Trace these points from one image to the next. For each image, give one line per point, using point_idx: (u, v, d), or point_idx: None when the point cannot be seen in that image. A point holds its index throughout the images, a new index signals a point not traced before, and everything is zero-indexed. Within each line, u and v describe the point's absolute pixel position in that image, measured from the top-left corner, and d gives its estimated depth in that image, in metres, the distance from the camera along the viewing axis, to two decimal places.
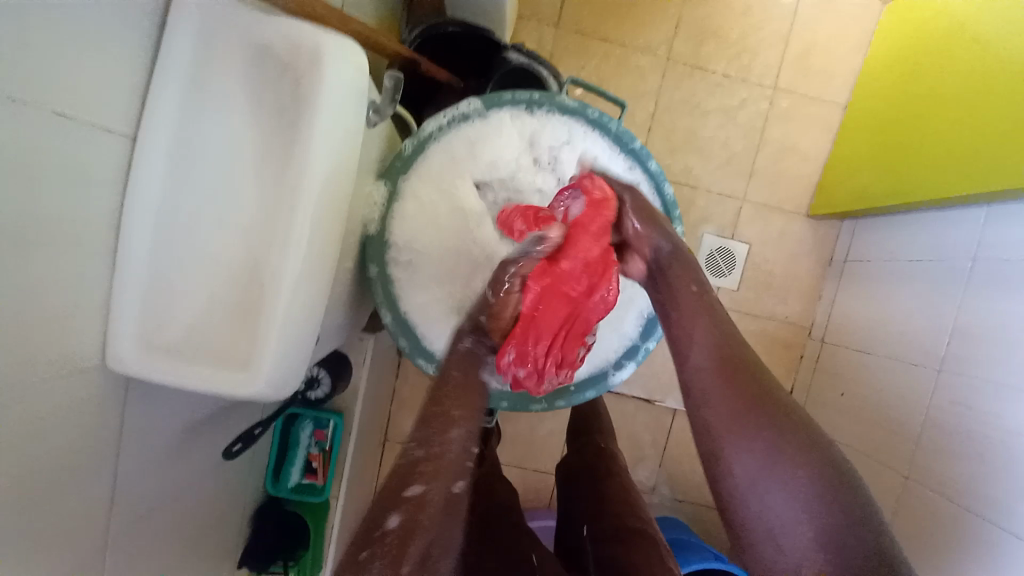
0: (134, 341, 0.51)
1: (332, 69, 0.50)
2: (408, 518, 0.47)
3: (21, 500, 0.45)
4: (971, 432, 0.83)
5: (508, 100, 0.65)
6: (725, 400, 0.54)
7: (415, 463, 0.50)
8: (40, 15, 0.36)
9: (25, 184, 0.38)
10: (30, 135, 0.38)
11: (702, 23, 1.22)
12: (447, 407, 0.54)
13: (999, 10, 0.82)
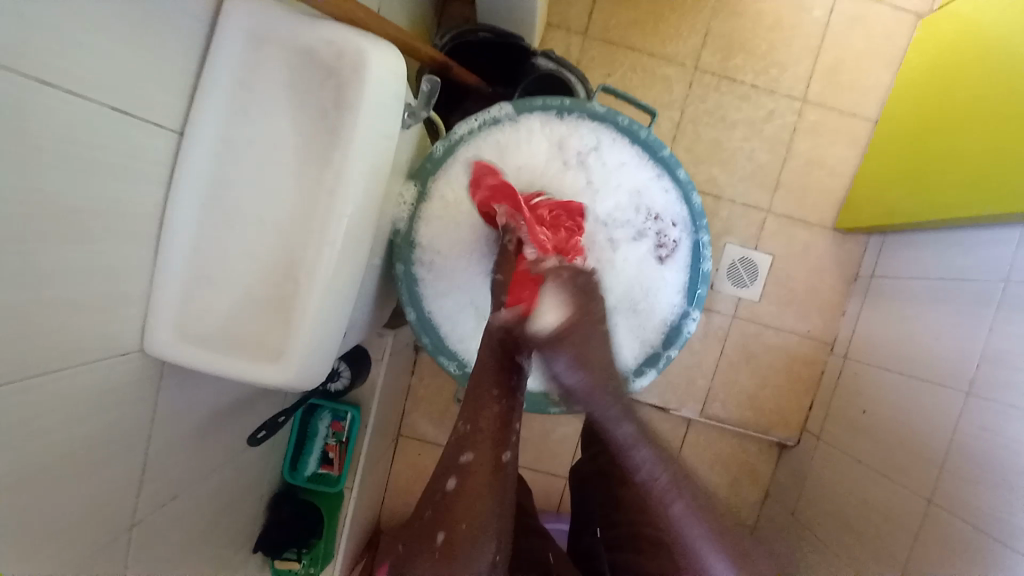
0: (171, 328, 0.53)
1: (374, 73, 0.52)
2: (460, 482, 0.54)
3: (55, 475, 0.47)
4: (1000, 461, 0.81)
5: (539, 105, 0.66)
6: (685, 513, 0.58)
7: (464, 437, 0.57)
8: (101, 17, 0.39)
9: (82, 174, 0.41)
10: (89, 129, 0.40)
11: (732, 35, 1.21)
12: (485, 387, 0.59)
13: None
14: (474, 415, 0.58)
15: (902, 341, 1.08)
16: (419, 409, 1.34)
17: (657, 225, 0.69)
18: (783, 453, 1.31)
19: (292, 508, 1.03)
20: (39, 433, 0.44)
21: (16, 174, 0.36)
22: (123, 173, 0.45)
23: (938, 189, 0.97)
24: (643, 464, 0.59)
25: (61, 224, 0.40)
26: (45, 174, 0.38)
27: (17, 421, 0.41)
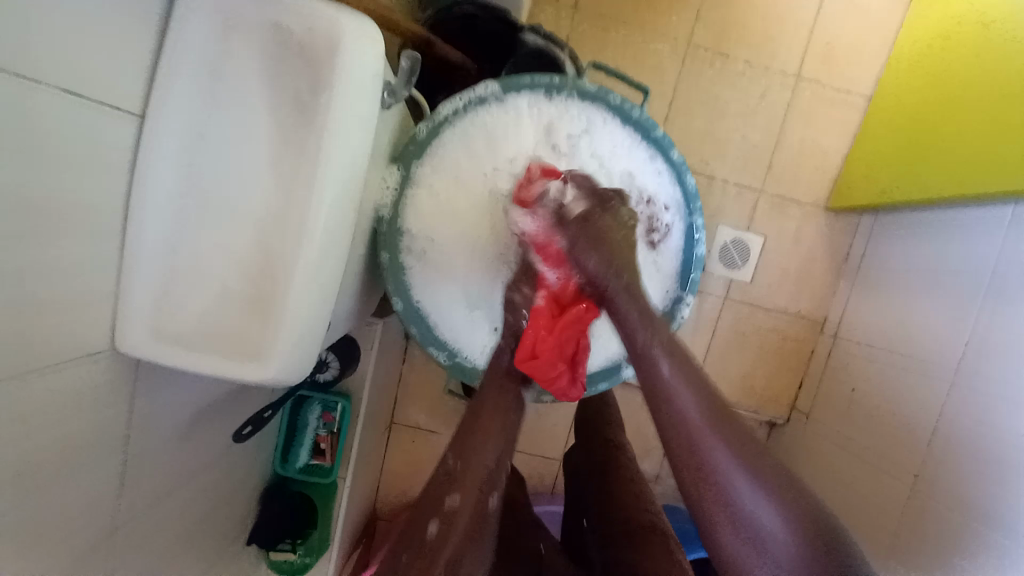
0: (146, 327, 0.51)
1: (348, 52, 0.48)
2: (445, 525, 0.52)
3: (30, 484, 0.45)
4: (980, 441, 0.82)
5: (527, 83, 0.63)
6: (723, 447, 0.51)
7: (451, 476, 0.56)
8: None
9: (33, 166, 0.38)
10: (36, 115, 0.37)
11: (726, 8, 1.17)
12: (480, 425, 0.59)
13: None
14: (465, 454, 0.57)
15: (893, 321, 1.08)
16: (411, 397, 1.33)
17: (649, 210, 0.67)
18: (774, 432, 1.33)
19: (286, 499, 1.02)
20: (12, 444, 0.41)
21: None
22: (78, 163, 0.42)
23: (929, 169, 0.96)
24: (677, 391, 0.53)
25: (10, 223, 0.37)
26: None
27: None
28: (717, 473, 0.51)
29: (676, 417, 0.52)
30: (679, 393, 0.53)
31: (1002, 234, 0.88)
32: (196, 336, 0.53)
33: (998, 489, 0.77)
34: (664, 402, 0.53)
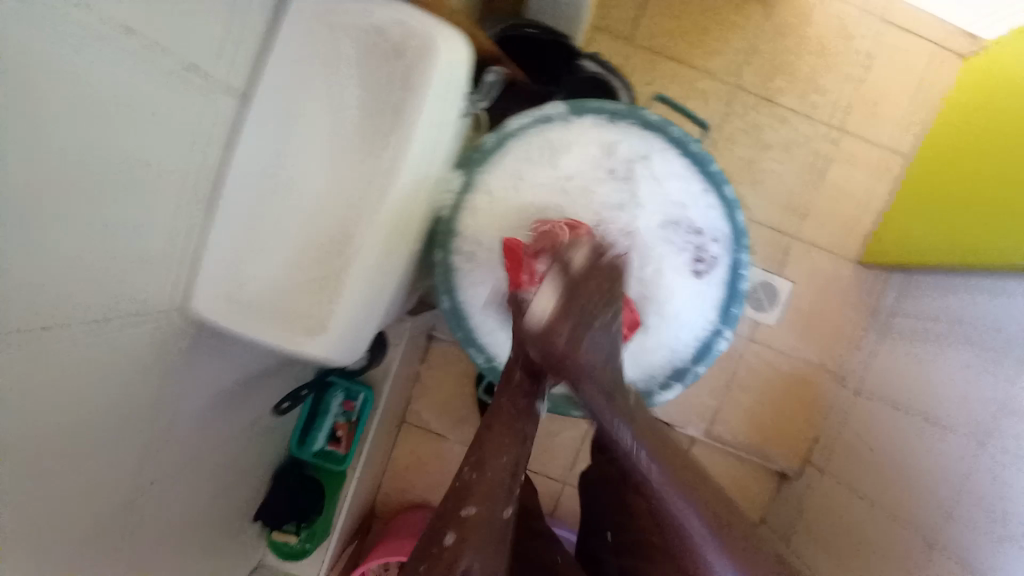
0: (220, 290, 0.54)
1: (441, 58, 0.51)
2: (461, 535, 0.56)
3: (87, 426, 0.47)
4: (1001, 509, 0.81)
5: (593, 108, 0.67)
6: (693, 517, 0.61)
7: (467, 486, 0.59)
8: None
9: (140, 127, 0.41)
10: (150, 84, 0.41)
11: (777, 56, 1.21)
12: (494, 437, 0.61)
13: None
14: (481, 464, 0.60)
15: (915, 380, 1.08)
16: (425, 398, 1.35)
17: (697, 240, 0.69)
18: (785, 481, 1.30)
19: (297, 483, 1.04)
20: (80, 383, 0.44)
21: (79, 115, 0.35)
22: (175, 127, 0.45)
23: (968, 233, 0.97)
24: (622, 435, 0.63)
25: (109, 173, 0.40)
26: (101, 119, 0.37)
27: (62, 367, 0.41)
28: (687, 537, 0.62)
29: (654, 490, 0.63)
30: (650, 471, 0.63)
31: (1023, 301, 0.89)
32: (257, 307, 0.55)
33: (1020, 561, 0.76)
34: (641, 477, 0.64)
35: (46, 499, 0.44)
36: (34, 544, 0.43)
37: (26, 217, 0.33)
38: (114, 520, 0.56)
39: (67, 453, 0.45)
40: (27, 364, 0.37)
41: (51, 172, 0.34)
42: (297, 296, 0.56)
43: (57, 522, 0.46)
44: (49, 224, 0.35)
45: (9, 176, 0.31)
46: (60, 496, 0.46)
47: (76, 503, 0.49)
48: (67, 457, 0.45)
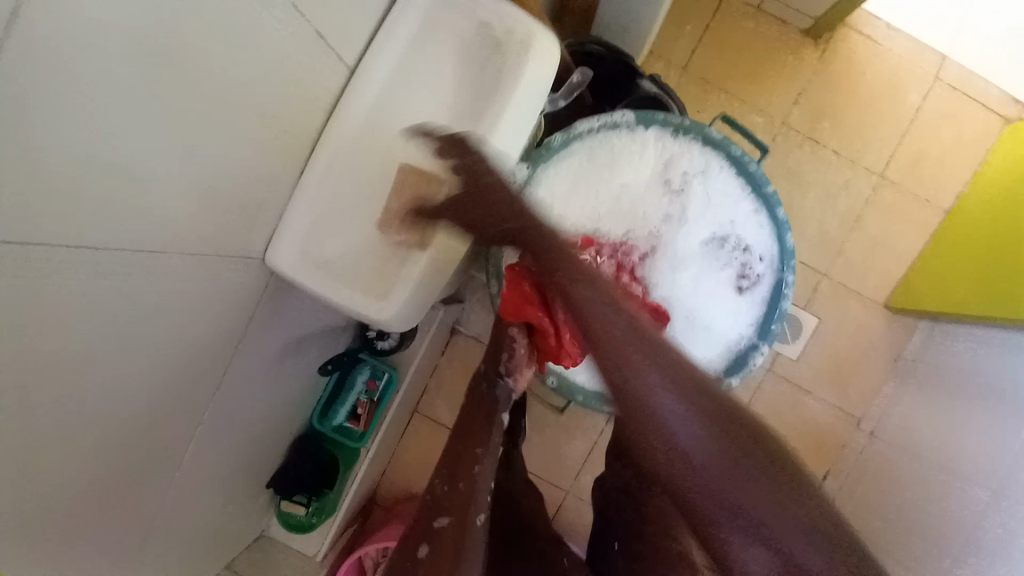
0: (299, 247, 0.58)
1: (536, 55, 0.58)
2: (434, 549, 0.54)
3: (156, 356, 0.50)
4: None
5: (660, 120, 0.70)
6: (652, 370, 0.41)
7: (439, 499, 0.58)
8: None
9: (249, 84, 0.45)
10: (265, 47, 0.45)
11: (825, 99, 1.24)
12: (467, 447, 0.61)
13: None
14: (451, 476, 0.59)
15: (937, 431, 1.09)
16: (440, 390, 1.36)
17: (744, 256, 0.71)
18: None
19: (315, 454, 1.06)
20: (157, 312, 0.48)
21: (201, 61, 0.39)
22: (280, 89, 0.49)
23: (1003, 292, 0.98)
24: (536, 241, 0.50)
25: (215, 120, 0.44)
26: (219, 69, 0.41)
27: (139, 289, 0.44)
28: (650, 401, 0.40)
29: (601, 342, 0.43)
30: (592, 322, 0.44)
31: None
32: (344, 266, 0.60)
33: None
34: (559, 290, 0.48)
35: (93, 409, 0.46)
36: (69, 448, 0.45)
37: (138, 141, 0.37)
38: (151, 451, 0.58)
39: (125, 372, 0.47)
40: (102, 261, 0.40)
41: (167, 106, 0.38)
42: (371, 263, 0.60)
43: (98, 436, 0.48)
44: (158, 154, 0.39)
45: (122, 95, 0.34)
46: (120, 416, 0.49)
47: (131, 427, 0.52)
48: (125, 374, 0.48)
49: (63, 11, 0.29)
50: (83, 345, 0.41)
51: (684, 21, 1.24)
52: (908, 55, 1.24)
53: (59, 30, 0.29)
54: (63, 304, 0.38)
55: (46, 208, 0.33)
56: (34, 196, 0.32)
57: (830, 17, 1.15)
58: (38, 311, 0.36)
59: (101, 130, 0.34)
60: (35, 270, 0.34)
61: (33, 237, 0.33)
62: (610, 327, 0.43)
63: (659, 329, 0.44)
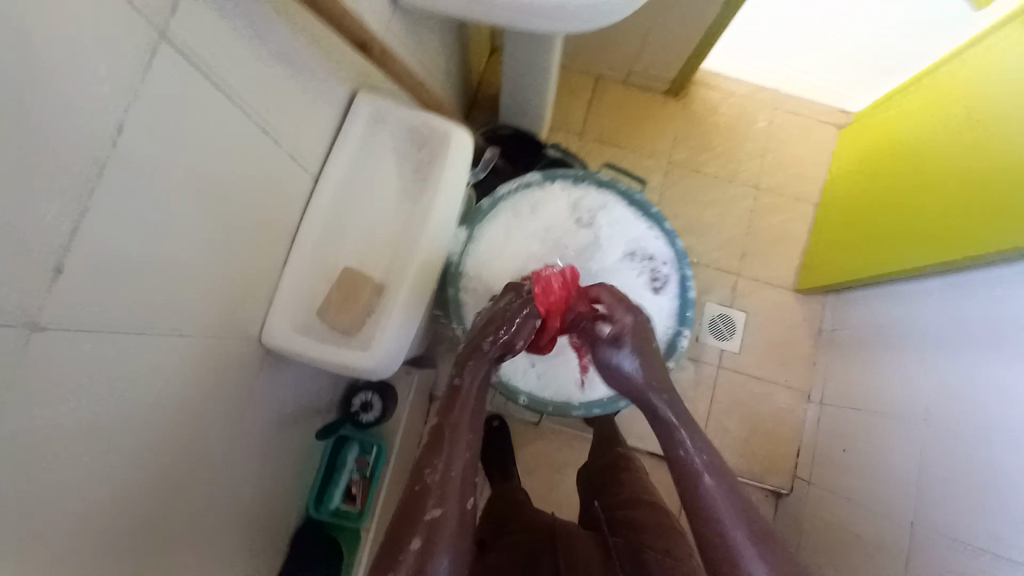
0: (288, 323, 0.68)
1: (457, 141, 0.76)
2: (427, 538, 0.60)
3: (180, 429, 0.58)
4: (961, 475, 0.93)
5: (560, 174, 0.89)
6: (735, 525, 0.64)
7: (431, 489, 0.63)
8: (287, 101, 0.60)
9: (252, 195, 0.59)
10: (263, 169, 0.60)
11: (699, 138, 1.54)
12: (456, 438, 0.67)
13: (969, 139, 1.05)
14: (445, 466, 0.65)
15: (868, 384, 1.25)
16: None
17: (651, 264, 0.89)
18: (779, 501, 1.39)
19: (318, 542, 1.04)
20: (182, 387, 0.56)
21: (219, 184, 0.53)
22: (272, 198, 0.63)
23: (891, 253, 1.18)
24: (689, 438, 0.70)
25: (229, 225, 0.56)
26: (232, 189, 0.55)
27: (170, 367, 0.54)
28: (726, 545, 0.63)
29: (685, 486, 0.68)
30: (708, 491, 0.66)
31: (941, 306, 1.08)
32: (331, 334, 0.72)
33: (985, 518, 0.86)
34: (694, 477, 0.68)
35: (133, 479, 0.53)
36: (114, 517, 0.51)
37: (176, 246, 0.49)
38: (177, 530, 0.63)
39: (158, 445, 0.55)
40: (147, 343, 0.50)
41: (197, 217, 0.51)
42: (357, 321, 0.71)
43: (134, 510, 0.54)
44: (189, 254, 0.52)
45: (169, 212, 0.47)
46: (148, 489, 0.56)
47: (156, 502, 0.58)
48: (158, 445, 0.55)
49: (143, 162, 0.42)
50: (126, 413, 0.49)
51: (573, 99, 1.53)
52: (750, 96, 1.57)
53: (141, 173, 0.43)
54: (118, 377, 0.47)
55: (118, 294, 0.44)
56: (111, 285, 0.43)
57: (682, 79, 1.47)
58: (97, 384, 0.45)
59: (153, 239, 0.46)
60: (108, 348, 0.45)
61: (102, 322, 0.43)
62: (709, 487, 0.66)
63: (722, 495, 0.66)
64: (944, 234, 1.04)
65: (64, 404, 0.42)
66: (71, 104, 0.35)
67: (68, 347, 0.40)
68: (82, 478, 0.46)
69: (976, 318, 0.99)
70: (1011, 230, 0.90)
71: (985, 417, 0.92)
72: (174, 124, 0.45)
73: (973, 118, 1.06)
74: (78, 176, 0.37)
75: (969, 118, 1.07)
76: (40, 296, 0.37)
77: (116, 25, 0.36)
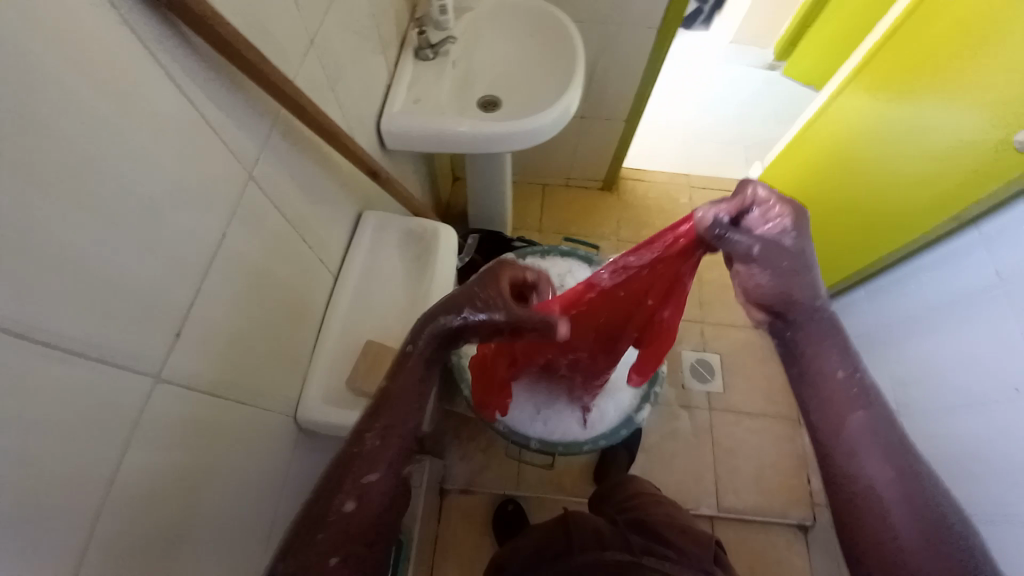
0: (320, 397, 0.79)
1: (446, 234, 0.96)
2: (361, 500, 0.51)
3: (237, 499, 0.64)
4: (952, 452, 1.02)
5: (529, 252, 1.11)
6: (885, 465, 0.48)
7: (370, 453, 0.52)
8: (318, 217, 0.79)
9: (295, 288, 0.75)
10: (304, 268, 0.76)
11: (638, 217, 1.84)
12: (397, 399, 0.56)
13: (854, 164, 1.34)
14: (386, 429, 0.54)
15: None
16: (449, 562, 1.28)
17: None
18: (808, 536, 1.36)
19: None
20: (240, 455, 0.64)
21: (274, 278, 0.68)
22: (308, 290, 0.79)
23: (839, 258, 1.42)
24: (831, 360, 0.54)
25: (279, 311, 0.71)
26: (283, 283, 0.71)
27: (234, 434, 0.62)
28: (863, 483, 0.48)
29: (818, 412, 0.53)
30: (851, 420, 0.50)
31: (877, 313, 1.30)
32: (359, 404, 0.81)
33: (985, 481, 0.94)
34: (836, 401, 0.52)
35: (200, 545, 0.58)
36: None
37: (245, 325, 0.63)
38: None
39: (219, 513, 0.61)
40: (223, 408, 0.60)
41: (260, 304, 0.65)
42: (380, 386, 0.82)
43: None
44: (252, 333, 0.65)
45: (243, 298, 0.62)
46: (210, 560, 0.60)
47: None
48: (220, 511, 0.61)
49: (232, 259, 0.59)
50: (204, 473, 0.57)
51: (528, 206, 1.83)
52: (670, 180, 1.92)
53: (229, 266, 0.58)
54: (204, 437, 0.57)
55: (208, 362, 0.56)
56: (205, 353, 0.56)
57: (612, 175, 1.80)
58: (188, 438, 0.54)
59: (233, 318, 0.60)
60: (198, 408, 0.55)
61: (195, 385, 0.54)
62: (859, 415, 0.50)
63: (871, 427, 0.49)
64: (921, 210, 1.15)
65: (165, 449, 0.51)
66: (199, 216, 0.52)
67: (174, 402, 0.51)
68: (168, 529, 0.52)
69: (944, 293, 1.10)
70: (927, 222, 1.13)
71: (961, 394, 1.03)
72: (252, 232, 0.62)
73: (847, 151, 1.37)
74: (194, 265, 0.52)
75: (865, 133, 1.31)
76: (161, 354, 0.49)
77: (227, 168, 0.56)
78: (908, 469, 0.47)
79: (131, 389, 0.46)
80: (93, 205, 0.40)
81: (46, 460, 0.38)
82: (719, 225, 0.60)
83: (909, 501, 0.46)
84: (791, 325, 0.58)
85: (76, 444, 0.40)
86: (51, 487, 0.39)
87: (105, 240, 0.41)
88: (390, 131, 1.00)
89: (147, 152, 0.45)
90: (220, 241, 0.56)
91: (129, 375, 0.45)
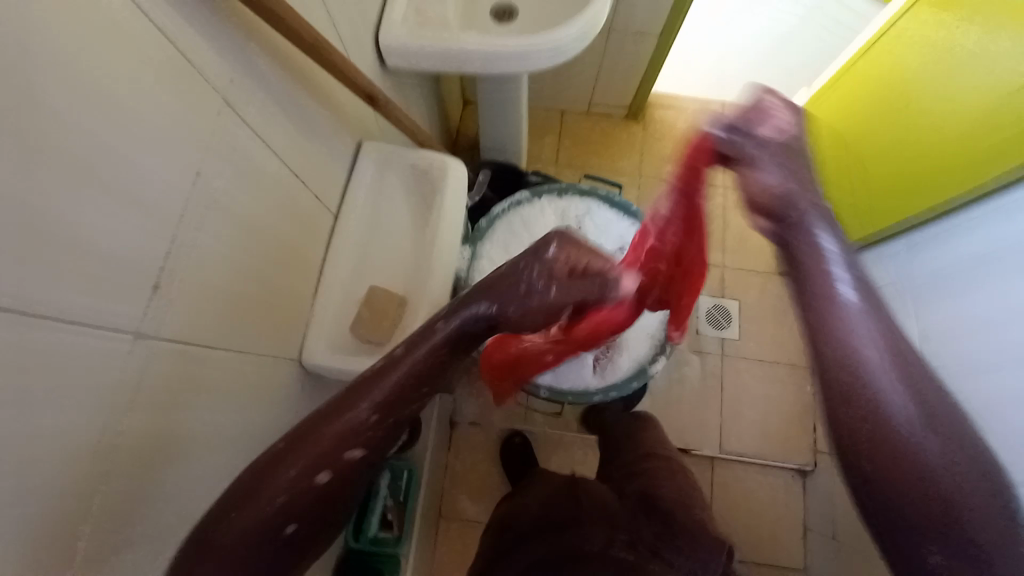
0: (323, 343, 0.76)
1: (454, 169, 0.87)
2: (337, 477, 0.49)
3: (241, 443, 0.64)
4: None
5: (546, 190, 1.02)
6: (912, 401, 0.41)
7: (357, 428, 0.50)
8: (312, 149, 0.71)
9: (290, 229, 0.69)
10: (298, 207, 0.70)
11: (663, 151, 1.69)
12: (405, 376, 0.54)
13: (911, 93, 1.15)
14: (387, 405, 0.52)
15: None
16: (458, 486, 1.35)
17: None
18: (806, 480, 1.40)
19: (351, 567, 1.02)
20: (240, 402, 0.63)
21: (264, 220, 0.62)
22: (304, 231, 0.73)
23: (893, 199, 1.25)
24: (841, 283, 0.47)
25: (273, 255, 0.66)
26: (275, 225, 0.65)
27: (230, 383, 0.60)
28: (887, 421, 0.41)
29: (825, 341, 0.45)
30: (867, 351, 0.43)
31: (914, 266, 1.22)
32: (363, 351, 0.79)
33: None
34: (845, 328, 0.45)
35: (207, 488, 0.58)
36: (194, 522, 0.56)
37: (234, 272, 0.58)
38: None
39: (223, 457, 0.61)
40: (215, 359, 0.57)
41: (250, 248, 0.60)
42: (384, 334, 0.79)
43: None
44: (243, 280, 0.60)
45: (229, 242, 0.56)
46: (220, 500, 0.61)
47: None
48: (224, 456, 0.61)
49: (212, 200, 0.52)
50: (201, 423, 0.56)
51: (544, 136, 1.69)
52: (700, 111, 1.75)
53: (208, 209, 0.52)
54: (198, 389, 0.54)
55: (195, 313, 0.52)
56: (190, 304, 0.52)
57: (638, 103, 1.63)
58: (179, 392, 0.51)
59: (220, 266, 0.55)
60: (187, 362, 0.52)
61: (182, 339, 0.51)
62: (876, 360, 0.43)
63: (888, 357, 0.43)
64: (991, 151, 0.98)
65: (155, 404, 0.48)
66: (165, 152, 0.45)
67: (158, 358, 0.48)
68: (170, 477, 0.52)
69: (979, 252, 1.04)
70: (1003, 164, 0.96)
71: (973, 359, 0.99)
72: (232, 168, 0.55)
73: (905, 79, 1.17)
74: (166, 209, 0.46)
75: (928, 57, 1.10)
76: (139, 308, 0.45)
77: (194, 93, 0.47)
78: (937, 405, 0.42)
79: (108, 348, 0.42)
80: (34, 144, 0.33)
81: (19, 430, 0.35)
82: (719, 133, 0.62)
83: (939, 438, 0.40)
84: (789, 228, 0.52)
85: (51, 409, 0.38)
86: (30, 456, 0.36)
87: (52, 185, 0.35)
88: (390, 50, 0.87)
89: (90, 75, 0.37)
90: (196, 180, 0.50)
91: (104, 334, 0.41)
